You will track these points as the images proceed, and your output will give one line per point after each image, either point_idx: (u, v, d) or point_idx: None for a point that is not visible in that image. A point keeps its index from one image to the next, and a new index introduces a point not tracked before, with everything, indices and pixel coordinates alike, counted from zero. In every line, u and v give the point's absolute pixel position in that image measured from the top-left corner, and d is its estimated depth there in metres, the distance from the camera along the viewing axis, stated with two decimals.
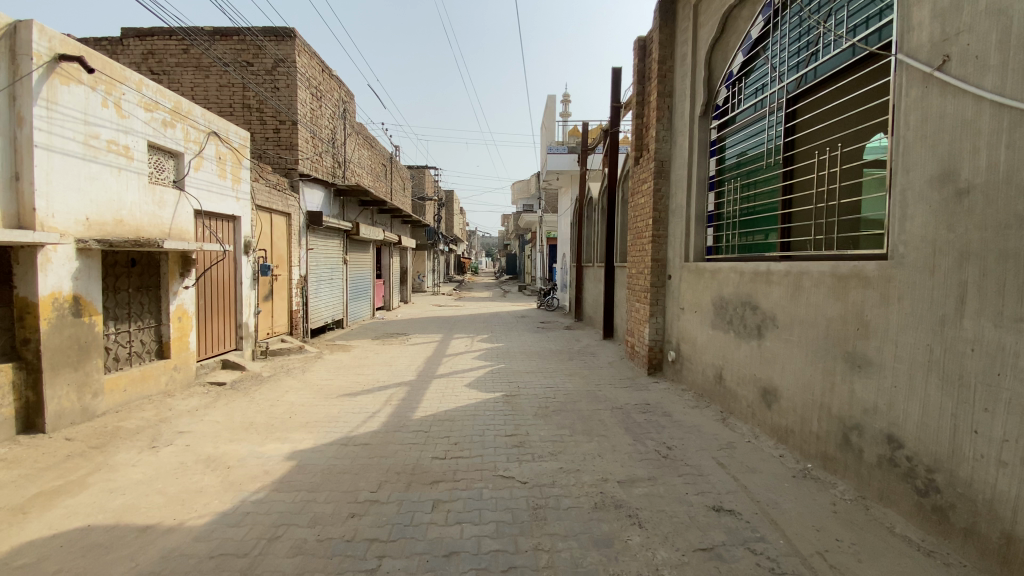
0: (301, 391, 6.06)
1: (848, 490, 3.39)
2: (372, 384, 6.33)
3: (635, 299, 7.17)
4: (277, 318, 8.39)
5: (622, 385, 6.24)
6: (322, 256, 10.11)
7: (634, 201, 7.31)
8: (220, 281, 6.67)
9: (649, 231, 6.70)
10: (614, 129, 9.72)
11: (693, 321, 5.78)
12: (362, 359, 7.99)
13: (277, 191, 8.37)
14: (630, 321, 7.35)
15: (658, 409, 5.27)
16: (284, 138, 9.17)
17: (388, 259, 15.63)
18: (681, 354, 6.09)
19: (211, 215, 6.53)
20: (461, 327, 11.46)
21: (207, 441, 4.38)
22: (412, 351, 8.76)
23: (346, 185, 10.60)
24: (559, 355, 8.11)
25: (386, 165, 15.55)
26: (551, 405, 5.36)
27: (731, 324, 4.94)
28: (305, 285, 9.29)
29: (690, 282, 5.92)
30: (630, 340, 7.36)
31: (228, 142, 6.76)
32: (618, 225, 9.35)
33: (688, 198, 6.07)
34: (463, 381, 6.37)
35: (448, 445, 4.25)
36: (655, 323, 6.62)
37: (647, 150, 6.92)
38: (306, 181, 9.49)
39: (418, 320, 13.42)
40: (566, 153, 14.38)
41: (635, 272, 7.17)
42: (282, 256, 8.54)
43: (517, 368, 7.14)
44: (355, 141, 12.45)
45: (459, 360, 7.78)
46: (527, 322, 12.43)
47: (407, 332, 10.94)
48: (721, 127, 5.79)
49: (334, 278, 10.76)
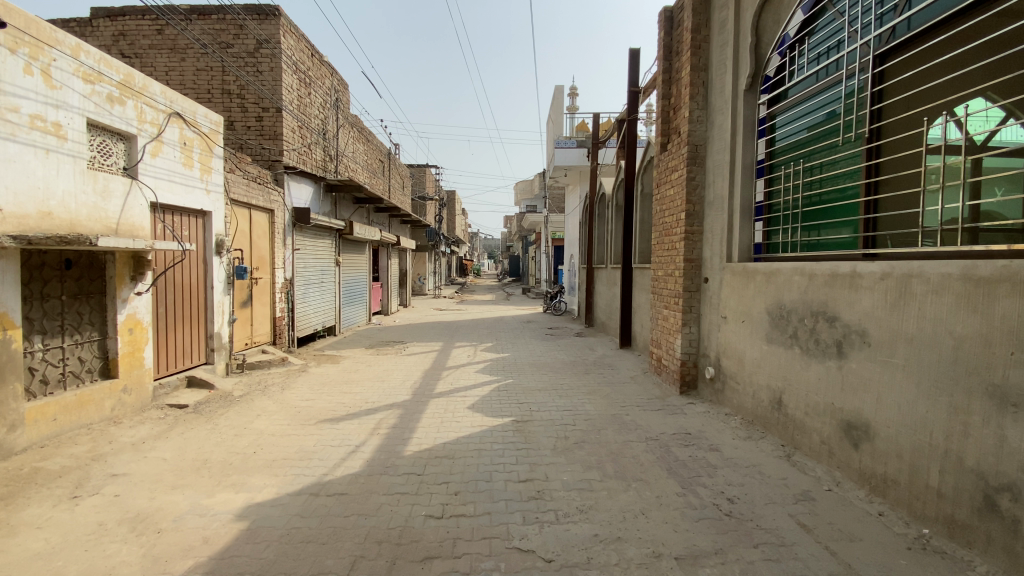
0: (275, 415, 5.14)
1: (997, 575, 2.45)
2: (358, 406, 5.39)
3: (662, 305, 6.24)
4: (257, 327, 7.48)
5: (652, 408, 5.30)
6: (311, 257, 9.20)
7: (661, 193, 6.39)
8: (182, 286, 5.77)
9: (681, 226, 5.76)
10: (633, 117, 8.77)
11: (739, 333, 4.85)
12: (351, 373, 7.06)
13: (257, 184, 7.46)
14: (656, 330, 6.41)
15: (703, 441, 4.34)
16: (268, 127, 8.24)
17: (386, 261, 14.71)
18: (724, 371, 5.15)
19: (174, 209, 5.64)
20: (463, 334, 10.52)
21: (143, 490, 3.46)
22: (408, 363, 7.83)
23: (337, 180, 9.68)
24: (574, 368, 7.18)
25: (383, 161, 14.64)
26: (572, 436, 4.42)
27: (797, 338, 4.01)
28: (290, 289, 8.38)
29: (733, 286, 5.00)
30: (656, 351, 6.42)
31: (195, 126, 5.88)
32: (637, 223, 8.41)
33: (731, 186, 5.14)
34: (466, 402, 5.43)
35: (446, 496, 3.32)
36: (688, 333, 5.69)
37: (678, 133, 5.99)
38: (292, 175, 8.56)
39: (417, 325, 12.51)
40: (576, 147, 13.35)
41: (663, 274, 6.23)
42: (263, 257, 7.65)
43: (527, 385, 6.20)
44: (349, 135, 11.52)
45: (461, 374, 6.85)
46: (534, 329, 11.46)
47: (405, 340, 10.01)
48: (771, 103, 4.90)
49: (325, 281, 9.85)
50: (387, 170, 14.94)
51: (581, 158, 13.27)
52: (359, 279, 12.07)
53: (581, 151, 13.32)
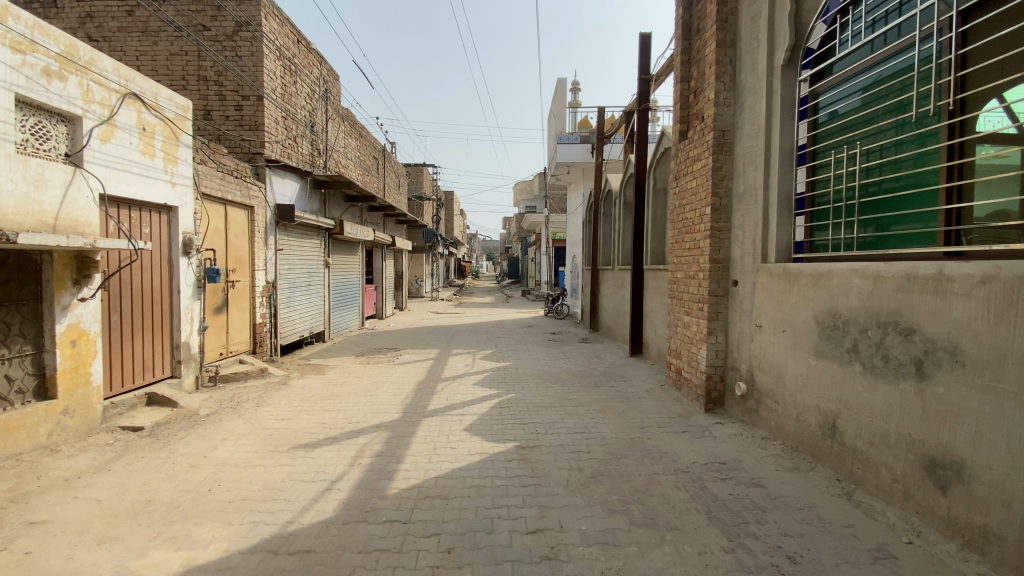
0: (242, 440, 4.47)
1: None
2: (339, 428, 4.71)
3: (682, 311, 5.58)
4: (234, 334, 6.81)
5: (676, 429, 4.63)
6: (297, 258, 8.52)
7: (681, 186, 5.73)
8: (140, 289, 5.09)
9: (705, 222, 5.10)
10: (646, 106, 8.08)
11: (779, 345, 4.20)
12: (336, 386, 6.38)
13: (234, 178, 6.78)
14: (675, 339, 5.76)
15: (743, 474, 3.68)
16: (248, 116, 7.57)
17: (380, 262, 14.03)
18: (759, 388, 4.49)
19: (130, 203, 4.99)
20: (461, 340, 9.84)
21: (60, 547, 2.79)
22: (401, 374, 7.14)
23: (326, 176, 8.97)
24: (583, 380, 6.51)
25: (378, 159, 13.96)
26: (588, 468, 3.75)
27: (857, 353, 3.36)
28: (273, 293, 7.70)
29: (770, 291, 4.34)
30: (675, 362, 5.77)
31: (155, 109, 5.23)
32: (650, 221, 7.72)
33: (766, 176, 4.49)
34: (463, 422, 4.76)
35: (437, 555, 2.65)
36: (715, 343, 5.03)
37: (701, 119, 5.34)
38: (276, 169, 7.89)
39: (412, 330, 11.81)
40: (580, 143, 12.64)
41: (683, 276, 5.57)
42: (242, 258, 6.98)
43: (533, 401, 5.53)
44: (341, 129, 10.82)
45: (458, 388, 6.17)
46: (537, 334, 10.78)
47: (398, 347, 9.32)
48: (814, 80, 4.22)
49: (313, 284, 9.17)
50: (381, 168, 14.25)
51: (585, 154, 12.57)
52: (350, 281, 11.38)
53: (585, 147, 12.60)
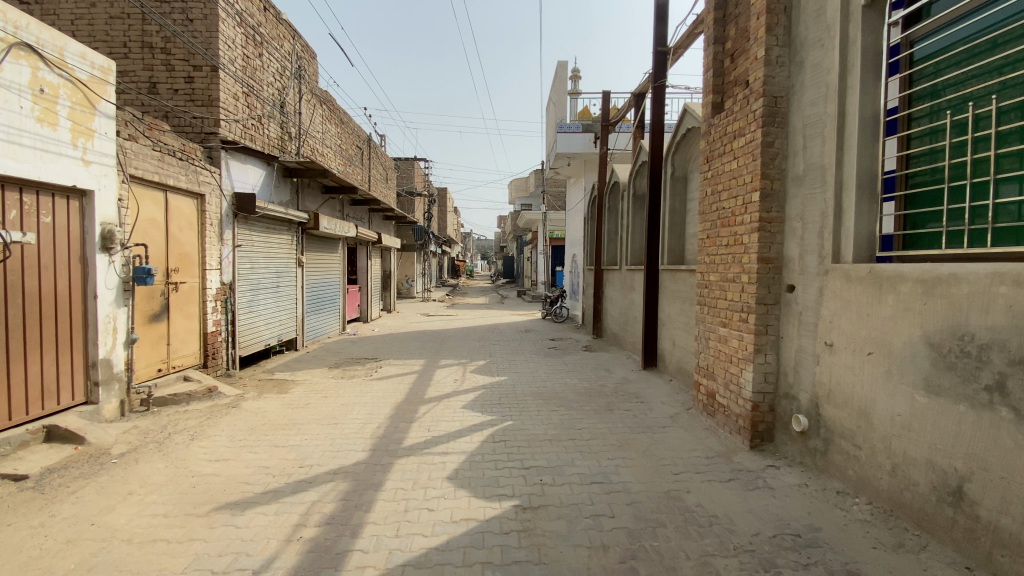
0: (154, 495, 3.39)
1: None
2: (284, 475, 3.63)
3: (717, 323, 4.55)
4: (178, 346, 5.71)
5: (720, 478, 3.59)
6: (262, 256, 7.42)
7: (716, 169, 4.69)
8: (37, 294, 3.99)
9: (752, 213, 4.07)
10: (662, 82, 7.01)
11: (863, 373, 3.18)
12: (297, 409, 5.31)
13: (179, 160, 5.68)
14: (707, 356, 4.72)
15: (831, 557, 2.66)
16: (200, 90, 6.45)
17: (364, 261, 12.89)
18: (830, 426, 3.46)
19: (23, 184, 3.90)
20: (450, 348, 8.75)
21: None
22: (377, 392, 6.06)
23: (296, 163, 7.85)
24: (594, 401, 5.46)
25: (362, 148, 12.82)
26: (615, 547, 2.71)
27: (1006, 394, 2.38)
28: (229, 297, 6.60)
29: (846, 301, 3.33)
30: (707, 384, 4.74)
31: (56, 67, 4.13)
32: (667, 214, 6.66)
33: (841, 151, 3.46)
34: (446, 467, 3.69)
35: None
36: (764, 364, 4.01)
37: (744, 84, 4.29)
38: (236, 152, 6.78)
39: (398, 336, 10.73)
40: (582, 131, 11.50)
41: (720, 280, 4.53)
42: (188, 255, 5.87)
43: (535, 432, 4.48)
44: (317, 113, 9.67)
45: (443, 413, 5.09)
46: (536, 341, 9.71)
47: (379, 356, 8.24)
48: (910, 23, 3.21)
49: (282, 286, 8.07)
50: (366, 158, 13.08)
51: (588, 143, 11.50)
52: (329, 281, 10.28)
53: (588, 136, 11.51)
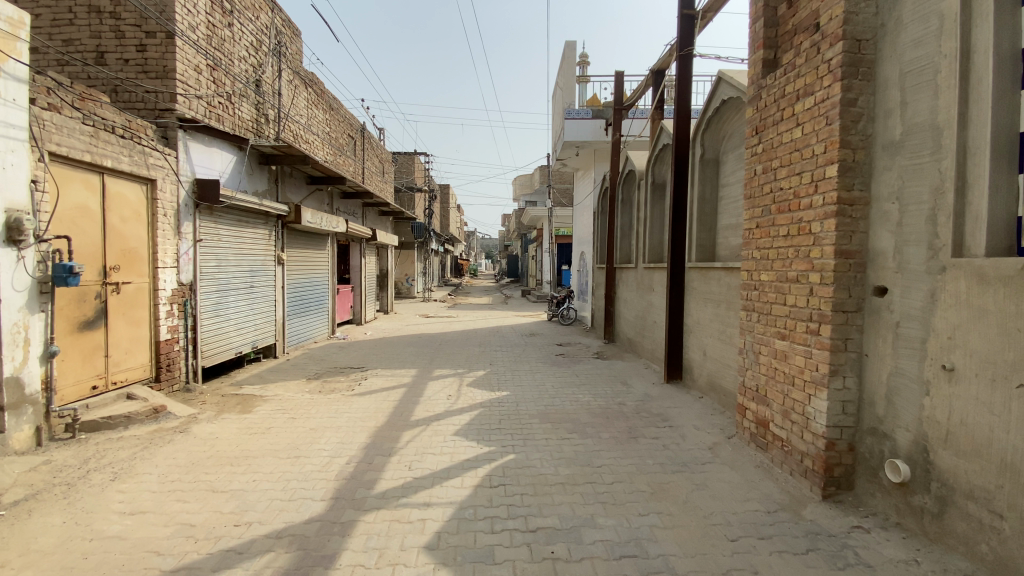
0: (26, 572, 2.49)
1: None
2: (211, 540, 2.73)
3: (773, 334, 3.61)
4: (121, 359, 4.83)
5: (794, 548, 2.66)
6: (232, 253, 6.53)
7: (768, 142, 3.75)
8: None
9: (824, 193, 3.13)
10: (689, 51, 6.05)
11: (1011, 413, 2.25)
12: (256, 436, 4.40)
13: (122, 138, 4.80)
14: (758, 374, 3.80)
15: None
16: (153, 59, 5.56)
17: (358, 259, 11.99)
18: (948, 480, 2.53)
19: None
20: (446, 356, 7.83)
21: None
22: (355, 410, 5.14)
23: (272, 147, 6.95)
24: (614, 426, 4.52)
25: (355, 138, 11.90)
26: None
27: None
28: (190, 300, 5.72)
29: (978, 310, 2.39)
30: (757, 410, 3.81)
31: None
32: (697, 203, 5.69)
33: (964, 104, 2.52)
34: (425, 530, 2.79)
35: None
36: (842, 390, 3.07)
37: (812, 29, 3.33)
38: (199, 131, 5.88)
39: (391, 341, 9.81)
40: (592, 117, 10.47)
41: (776, 281, 3.59)
42: (135, 251, 5.00)
43: (544, 471, 3.55)
44: (302, 97, 8.76)
45: (431, 441, 4.17)
46: (542, 347, 8.77)
47: (366, 365, 7.33)
48: None
49: (257, 287, 7.18)
50: (360, 149, 12.15)
51: (598, 131, 10.43)
52: (316, 281, 9.39)
53: (598, 123, 10.45)
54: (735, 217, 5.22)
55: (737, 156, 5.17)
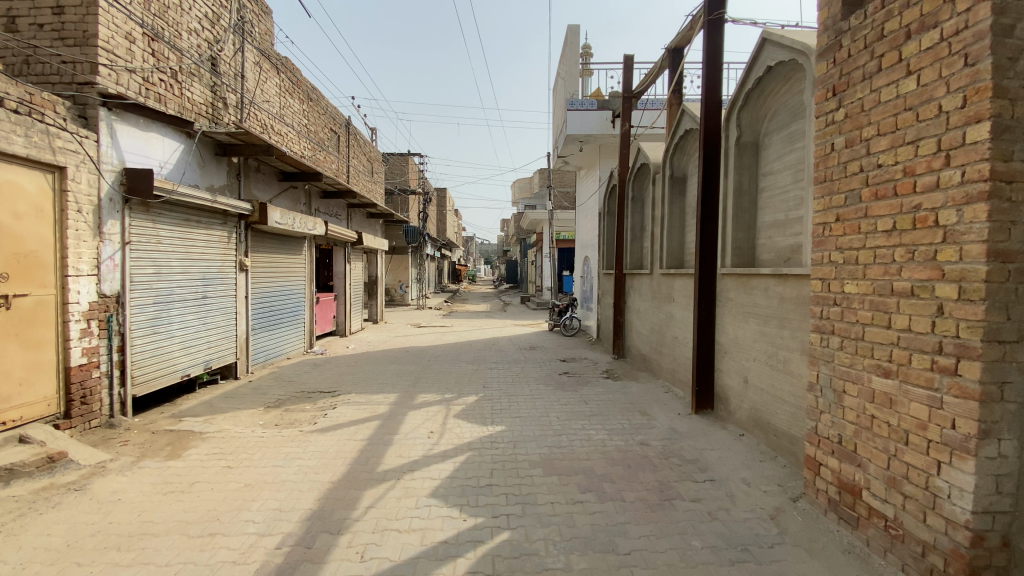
0: None
1: None
2: None
3: (870, 368, 2.62)
4: (15, 393, 3.82)
5: None
6: (178, 258, 5.51)
7: (854, 105, 2.78)
8: None
9: (963, 167, 2.14)
10: (720, 15, 5.08)
11: None
12: (173, 495, 3.36)
13: (17, 114, 3.78)
14: (842, 422, 2.81)
15: None
16: (71, 23, 4.54)
17: (342, 265, 10.95)
18: None
19: None
20: (433, 375, 6.79)
21: None
22: (311, 453, 4.07)
23: (229, 135, 5.94)
24: (640, 480, 3.49)
25: (341, 132, 10.90)
26: None
27: None
28: (118, 316, 4.71)
29: None
30: (842, 470, 2.83)
31: None
32: (730, 195, 4.69)
33: None
34: None
35: None
36: (996, 460, 2.08)
37: None
38: (129, 112, 4.83)
39: (375, 355, 8.75)
40: (597, 109, 9.36)
41: (872, 293, 2.60)
42: (34, 256, 3.98)
43: (551, 561, 2.52)
44: (272, 83, 7.75)
45: (398, 507, 3.12)
46: (544, 363, 7.73)
47: (339, 387, 6.26)
48: None
49: (213, 297, 6.15)
50: (345, 146, 11.13)
51: (605, 124, 9.36)
52: (290, 290, 8.35)
53: (604, 115, 9.36)
54: (781, 212, 4.22)
55: (785, 135, 4.18)
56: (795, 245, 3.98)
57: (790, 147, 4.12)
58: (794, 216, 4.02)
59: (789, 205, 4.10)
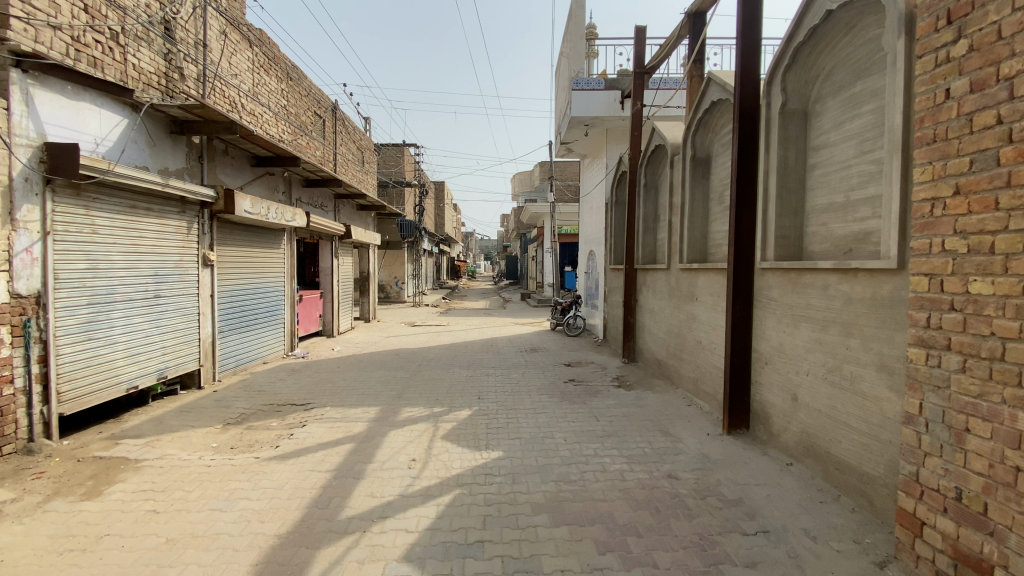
0: None
1: None
2: None
3: (1013, 402, 1.85)
4: None
5: None
6: (120, 251, 4.71)
7: (984, 33, 1.98)
8: None
9: None
10: None
11: None
12: (69, 557, 2.59)
13: None
14: (962, 471, 2.05)
15: None
16: None
17: (329, 260, 10.14)
18: None
19: None
20: (422, 384, 6.01)
21: None
22: (261, 489, 3.28)
23: (181, 110, 5.12)
24: (673, 533, 2.72)
25: (326, 117, 10.07)
26: None
27: None
28: (38, 320, 3.92)
29: None
30: (963, 539, 2.06)
31: None
32: (771, 174, 3.91)
33: None
34: None
35: None
36: None
37: None
38: (51, 76, 4.02)
39: (361, 359, 7.95)
40: (604, 88, 8.52)
41: (1020, 296, 1.82)
42: None
43: None
44: (243, 56, 6.93)
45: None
46: (547, 368, 6.96)
47: (314, 399, 5.46)
48: None
49: (170, 297, 5.36)
50: (331, 131, 10.30)
51: (613, 105, 8.52)
52: (268, 288, 7.55)
53: (612, 95, 8.51)
54: (842, 192, 3.44)
55: (846, 98, 3.41)
56: (862, 232, 3.21)
57: (852, 113, 3.37)
58: (860, 195, 3.26)
59: (851, 183, 3.34)
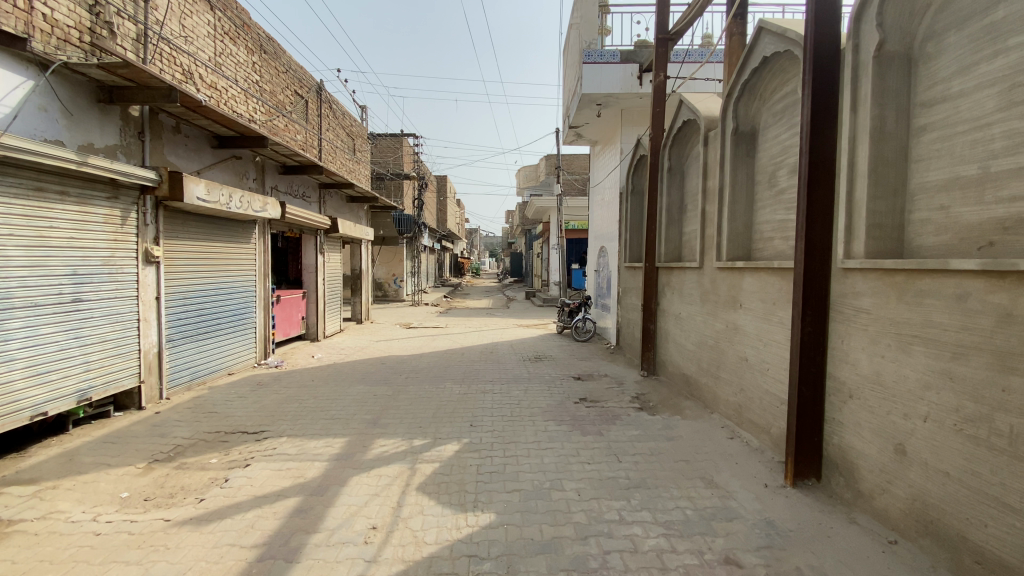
0: None
1: None
2: None
3: None
4: None
5: None
6: (18, 246, 3.75)
7: None
8: None
9: None
10: None
11: None
12: None
13: None
14: None
15: None
16: None
17: (313, 257, 9.18)
18: None
19: None
20: (405, 404, 5.04)
21: None
22: None
23: (101, 70, 4.15)
24: None
25: (310, 98, 9.10)
26: None
27: None
28: None
29: None
30: None
31: None
32: (860, 140, 2.88)
33: None
34: None
35: None
36: None
37: None
38: None
39: (342, 368, 6.98)
40: (620, 62, 7.49)
41: None
42: None
43: None
44: (203, 19, 5.95)
45: None
46: (553, 383, 5.97)
47: (271, 424, 4.50)
48: None
49: (94, 301, 4.39)
50: (316, 114, 9.33)
51: (629, 80, 7.47)
52: (236, 289, 6.57)
53: (629, 69, 7.47)
54: (975, 160, 2.40)
55: (986, 25, 2.38)
56: (1014, 217, 2.21)
57: (992, 49, 2.36)
58: (1010, 164, 2.24)
59: (992, 149, 2.33)
